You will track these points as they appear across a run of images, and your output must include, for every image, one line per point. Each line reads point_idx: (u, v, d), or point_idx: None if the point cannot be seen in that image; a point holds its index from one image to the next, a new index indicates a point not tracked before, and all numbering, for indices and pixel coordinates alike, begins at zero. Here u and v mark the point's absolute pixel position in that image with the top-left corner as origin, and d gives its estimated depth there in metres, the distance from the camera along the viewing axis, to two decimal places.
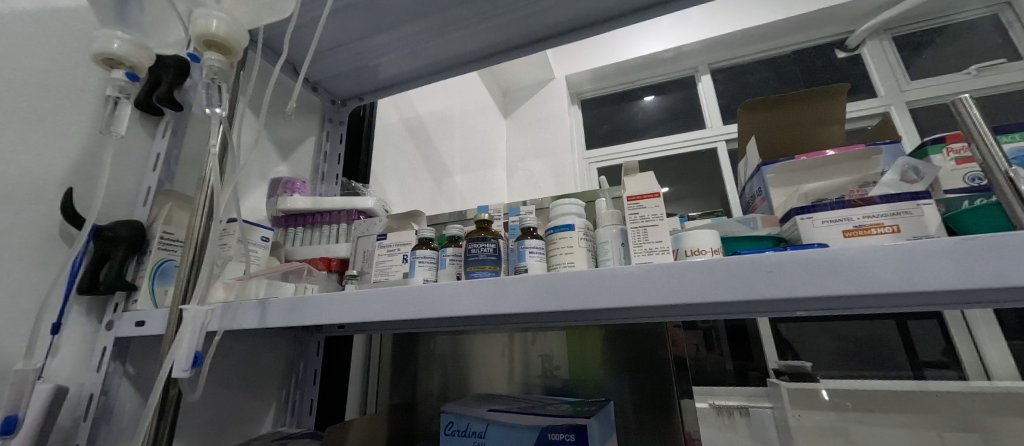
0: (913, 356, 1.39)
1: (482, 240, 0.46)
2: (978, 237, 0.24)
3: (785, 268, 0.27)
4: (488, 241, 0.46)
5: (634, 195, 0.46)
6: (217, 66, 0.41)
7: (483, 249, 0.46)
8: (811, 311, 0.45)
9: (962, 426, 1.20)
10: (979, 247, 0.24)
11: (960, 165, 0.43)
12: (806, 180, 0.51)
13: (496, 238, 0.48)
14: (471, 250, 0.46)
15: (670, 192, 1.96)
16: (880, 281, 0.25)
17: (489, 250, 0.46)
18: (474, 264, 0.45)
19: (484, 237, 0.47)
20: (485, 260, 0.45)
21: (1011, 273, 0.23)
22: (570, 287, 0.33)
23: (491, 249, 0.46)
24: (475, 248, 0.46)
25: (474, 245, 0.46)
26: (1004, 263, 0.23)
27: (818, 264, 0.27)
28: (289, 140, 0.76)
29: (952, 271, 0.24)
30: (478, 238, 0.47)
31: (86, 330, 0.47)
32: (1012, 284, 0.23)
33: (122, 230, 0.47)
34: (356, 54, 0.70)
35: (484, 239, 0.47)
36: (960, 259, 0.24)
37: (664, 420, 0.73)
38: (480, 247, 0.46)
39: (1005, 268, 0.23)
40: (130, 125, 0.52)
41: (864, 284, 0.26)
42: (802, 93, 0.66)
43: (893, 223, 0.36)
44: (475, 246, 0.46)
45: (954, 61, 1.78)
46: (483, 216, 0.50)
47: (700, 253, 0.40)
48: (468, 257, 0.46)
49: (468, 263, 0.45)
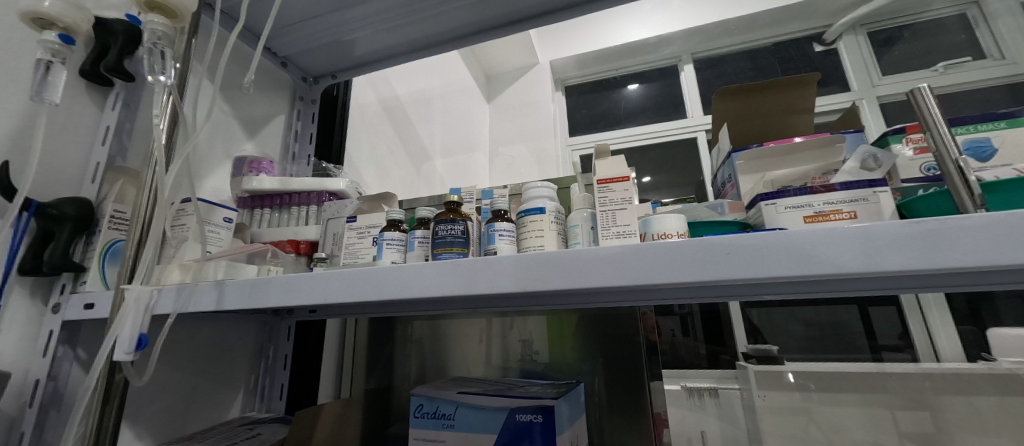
0: (872, 340, 1.46)
1: (448, 222, 0.45)
2: (924, 221, 0.25)
3: (741, 250, 0.28)
4: (455, 222, 0.46)
5: (603, 179, 0.46)
6: (160, 30, 0.39)
7: (451, 231, 0.45)
8: (777, 295, 0.46)
9: (914, 404, 1.28)
10: (922, 230, 0.25)
11: (919, 154, 0.45)
12: (772, 166, 0.52)
13: (465, 219, 0.47)
14: (438, 233, 0.45)
15: (651, 181, 1.98)
16: (831, 264, 0.26)
17: (457, 231, 0.45)
18: (441, 248, 0.45)
19: (452, 218, 0.46)
20: (453, 243, 0.45)
21: (949, 255, 0.24)
22: (536, 268, 0.33)
23: (459, 231, 0.45)
24: (442, 231, 0.45)
25: (441, 228, 0.45)
26: (942, 246, 0.24)
27: (775, 247, 0.27)
28: (255, 118, 0.73)
29: (899, 255, 0.25)
30: (444, 220, 0.46)
31: (30, 314, 0.44)
32: (951, 266, 0.24)
33: (68, 207, 0.44)
34: (326, 27, 0.66)
35: (450, 221, 0.46)
36: (908, 243, 0.25)
37: (634, 400, 0.75)
38: (448, 229, 0.45)
39: (943, 250, 0.24)
40: (73, 95, 0.48)
41: (817, 267, 0.27)
42: (774, 82, 0.67)
43: (851, 210, 0.37)
44: (444, 228, 0.45)
45: (924, 57, 1.83)
46: (449, 197, 0.49)
47: (667, 236, 0.40)
48: (435, 240, 0.45)
49: (434, 246, 0.45)
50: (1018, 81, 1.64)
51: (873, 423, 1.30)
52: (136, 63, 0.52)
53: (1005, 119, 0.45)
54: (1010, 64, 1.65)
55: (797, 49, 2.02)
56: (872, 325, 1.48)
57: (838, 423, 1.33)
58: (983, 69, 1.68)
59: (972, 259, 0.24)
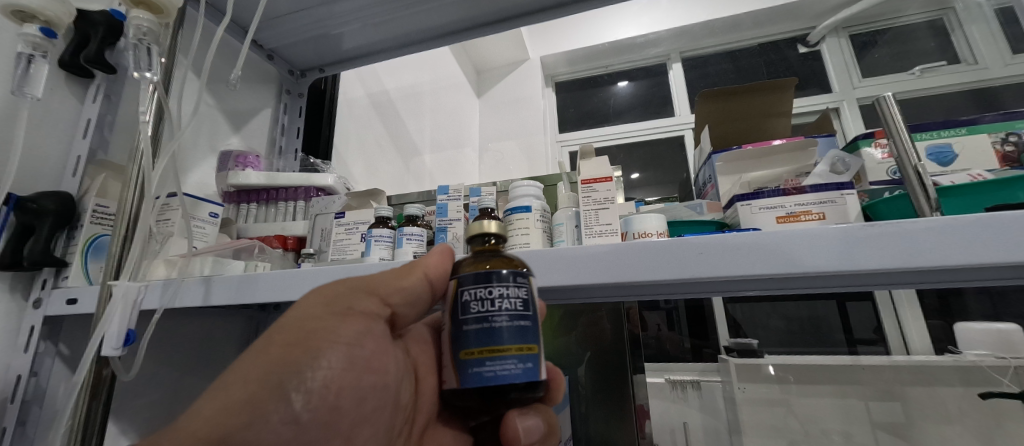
0: (849, 334, 1.52)
1: (498, 287, 0.28)
2: (845, 231, 0.32)
3: (708, 250, 0.35)
4: (515, 284, 0.29)
5: (588, 179, 0.48)
6: (146, 25, 0.39)
7: (507, 307, 0.28)
8: (758, 291, 0.47)
9: (884, 395, 1.33)
10: (844, 239, 0.32)
11: (886, 158, 0.50)
12: (749, 166, 0.56)
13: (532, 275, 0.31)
14: (473, 303, 0.28)
15: (639, 178, 2.02)
16: (776, 267, 0.33)
17: (521, 304, 0.29)
18: (490, 345, 0.27)
19: (510, 276, 0.29)
20: (511, 334, 0.27)
21: (864, 260, 0.31)
22: (540, 264, 0.39)
23: (521, 305, 0.29)
24: (484, 300, 0.28)
25: (484, 294, 0.28)
26: (858, 251, 0.31)
27: (736, 249, 0.34)
28: (240, 111, 0.72)
29: (826, 257, 0.32)
30: (493, 279, 0.29)
31: (11, 308, 0.43)
32: (860, 266, 0.31)
33: (48, 201, 0.43)
34: (313, 21, 0.66)
35: (501, 281, 0.29)
36: (833, 247, 0.32)
37: (619, 391, 0.77)
38: (502, 301, 0.28)
39: (860, 256, 0.31)
40: (52, 87, 0.47)
41: (768, 268, 0.33)
42: (756, 85, 0.72)
43: (820, 211, 0.41)
44: (499, 295, 0.28)
45: (901, 60, 1.89)
46: (491, 231, 0.33)
47: (647, 236, 0.41)
48: (470, 316, 0.28)
49: (469, 338, 0.28)
50: (987, 86, 1.71)
51: (847, 414, 1.36)
52: (118, 54, 0.51)
53: (967, 126, 0.50)
54: (980, 69, 1.72)
55: (780, 51, 2.06)
56: (847, 319, 1.53)
57: (814, 414, 1.40)
58: (956, 74, 1.75)
59: (877, 263, 0.31)
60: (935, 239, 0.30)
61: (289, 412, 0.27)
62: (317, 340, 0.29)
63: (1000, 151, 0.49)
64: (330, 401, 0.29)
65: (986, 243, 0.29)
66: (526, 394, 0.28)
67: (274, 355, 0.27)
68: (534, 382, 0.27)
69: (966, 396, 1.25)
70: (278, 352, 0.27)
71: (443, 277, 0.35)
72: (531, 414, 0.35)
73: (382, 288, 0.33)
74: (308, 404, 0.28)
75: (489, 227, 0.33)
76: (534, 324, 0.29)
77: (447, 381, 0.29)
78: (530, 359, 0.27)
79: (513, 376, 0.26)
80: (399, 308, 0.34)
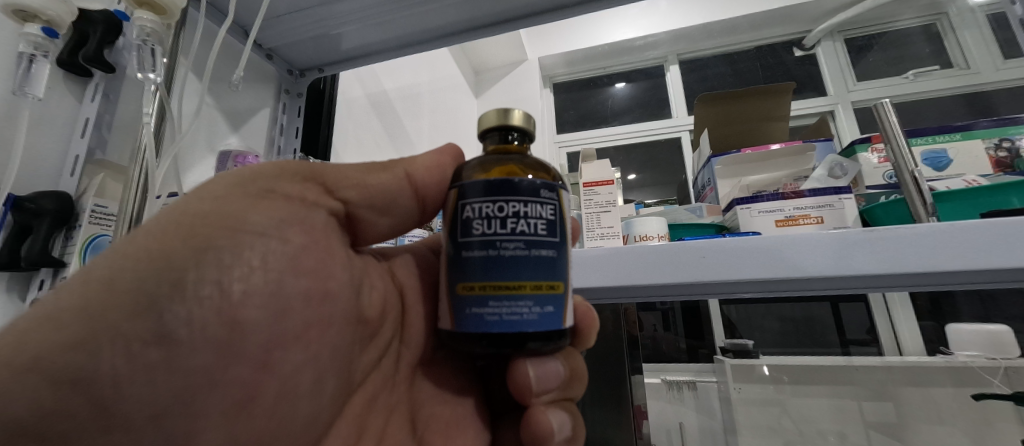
0: (841, 335, 1.53)
1: (524, 207, 0.28)
2: (831, 236, 0.37)
3: (712, 254, 0.39)
4: (538, 203, 0.28)
5: (590, 183, 0.56)
6: (149, 27, 0.40)
7: (520, 232, 0.28)
8: (754, 293, 0.48)
9: (878, 396, 1.35)
10: (830, 242, 0.37)
11: (882, 163, 0.55)
12: (747, 169, 0.61)
13: (556, 189, 0.30)
14: (478, 223, 0.28)
15: (636, 179, 2.08)
16: (771, 272, 0.38)
17: (539, 227, 0.28)
18: (497, 281, 0.27)
19: (530, 190, 0.28)
20: (521, 270, 0.27)
21: (848, 263, 0.36)
22: None
23: (544, 229, 0.28)
24: (493, 220, 0.28)
25: (492, 212, 0.28)
26: (842, 257, 0.36)
27: (736, 252, 0.39)
28: (241, 111, 0.71)
29: (818, 260, 0.37)
30: (505, 195, 0.28)
31: (8, 309, 0.43)
32: (846, 272, 0.36)
33: (46, 202, 0.42)
34: (314, 21, 0.66)
35: (516, 197, 0.28)
36: (823, 251, 0.37)
37: (618, 392, 0.78)
38: (515, 223, 0.28)
39: (845, 261, 0.36)
40: (52, 87, 0.46)
41: (764, 271, 0.38)
42: (753, 90, 0.75)
43: (818, 216, 0.47)
44: (511, 214, 0.28)
45: (896, 64, 1.91)
46: (514, 123, 0.32)
47: (648, 238, 0.49)
48: (475, 239, 0.28)
49: (471, 267, 0.28)
50: (980, 90, 1.73)
51: (840, 413, 1.37)
52: (117, 53, 0.51)
53: (961, 132, 0.55)
54: (972, 73, 1.75)
55: (776, 54, 2.07)
56: (841, 320, 1.55)
57: (808, 414, 1.40)
58: (949, 79, 1.77)
59: (858, 269, 0.36)
60: (921, 252, 0.34)
61: (179, 320, 0.24)
62: (220, 232, 0.26)
63: (993, 157, 0.54)
64: (241, 309, 0.26)
65: (959, 254, 0.34)
66: (544, 343, 0.28)
67: (167, 248, 0.24)
68: (548, 327, 0.27)
69: (958, 396, 1.26)
70: (167, 241, 0.25)
71: (425, 176, 0.35)
72: (545, 363, 0.34)
73: (331, 178, 0.32)
74: (208, 308, 0.25)
75: (513, 117, 0.32)
76: (553, 253, 0.29)
77: (445, 322, 0.29)
78: (548, 301, 0.28)
79: (526, 322, 0.27)
80: (358, 206, 0.33)
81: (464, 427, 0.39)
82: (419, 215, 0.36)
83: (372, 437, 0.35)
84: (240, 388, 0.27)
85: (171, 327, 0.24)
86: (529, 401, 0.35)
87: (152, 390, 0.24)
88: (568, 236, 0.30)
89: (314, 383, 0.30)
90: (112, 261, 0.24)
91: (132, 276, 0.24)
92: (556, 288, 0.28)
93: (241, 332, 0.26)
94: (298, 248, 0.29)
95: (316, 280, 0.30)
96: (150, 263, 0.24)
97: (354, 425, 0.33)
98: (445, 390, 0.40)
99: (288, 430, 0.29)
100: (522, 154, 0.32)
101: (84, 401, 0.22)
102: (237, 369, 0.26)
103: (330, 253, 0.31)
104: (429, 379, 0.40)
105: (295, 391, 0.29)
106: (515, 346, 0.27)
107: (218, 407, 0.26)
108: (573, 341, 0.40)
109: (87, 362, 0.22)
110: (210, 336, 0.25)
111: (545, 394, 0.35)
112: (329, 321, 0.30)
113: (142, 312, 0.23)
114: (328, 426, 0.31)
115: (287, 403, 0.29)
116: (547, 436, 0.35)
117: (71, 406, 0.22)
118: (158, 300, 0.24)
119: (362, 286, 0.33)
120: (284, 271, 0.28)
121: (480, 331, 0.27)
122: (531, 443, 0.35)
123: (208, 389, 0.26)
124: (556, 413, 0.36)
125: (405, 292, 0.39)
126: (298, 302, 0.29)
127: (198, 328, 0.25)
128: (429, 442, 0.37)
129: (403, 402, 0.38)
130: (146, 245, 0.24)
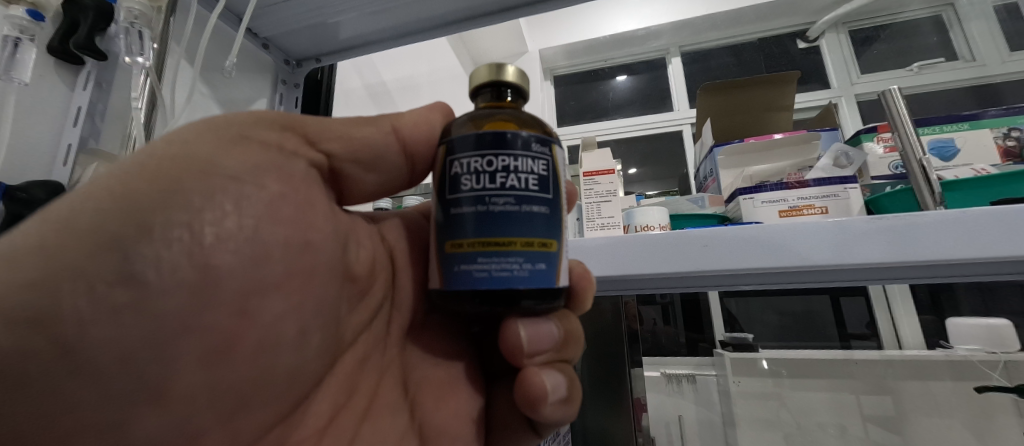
0: (841, 329, 1.53)
1: (515, 161, 0.27)
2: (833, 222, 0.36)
3: (711, 241, 0.39)
4: (528, 158, 0.28)
5: (591, 171, 0.55)
6: (136, 10, 0.39)
7: (509, 187, 0.27)
8: (756, 284, 0.48)
9: (876, 389, 1.34)
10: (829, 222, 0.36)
11: (887, 153, 0.55)
12: (750, 160, 0.61)
13: (548, 144, 0.29)
14: (467, 178, 0.27)
15: (637, 173, 2.07)
16: (767, 253, 0.37)
17: (530, 182, 0.27)
18: (486, 237, 0.26)
19: (521, 145, 0.28)
20: (512, 226, 0.26)
21: (844, 243, 0.36)
22: None
23: (534, 185, 0.28)
24: (482, 175, 0.27)
25: (481, 167, 0.27)
26: (838, 238, 0.36)
27: (728, 233, 0.38)
28: (235, 101, 0.70)
29: (815, 242, 0.37)
30: (496, 150, 0.27)
31: None
32: (843, 256, 0.36)
33: (38, 192, 0.41)
34: (309, 9, 0.64)
35: (508, 151, 0.27)
36: (822, 233, 0.36)
37: (618, 387, 0.78)
38: (504, 178, 0.27)
39: (845, 244, 0.36)
40: (41, 74, 0.45)
41: (759, 252, 0.38)
42: (758, 79, 0.74)
43: (823, 206, 0.46)
44: (501, 169, 0.27)
45: (900, 56, 1.89)
46: (507, 79, 0.32)
47: (649, 228, 0.49)
48: (464, 195, 0.27)
49: (461, 224, 0.27)
50: (985, 83, 1.72)
51: (837, 406, 1.37)
52: (108, 40, 0.50)
53: (968, 122, 0.54)
54: (978, 66, 1.73)
55: (779, 46, 2.05)
56: (841, 314, 1.55)
57: (806, 406, 1.39)
58: (954, 71, 1.75)
59: (857, 254, 0.35)
60: (921, 227, 0.34)
61: (145, 259, 0.24)
62: (191, 172, 0.26)
63: (1001, 147, 0.53)
64: (215, 254, 0.26)
65: (960, 229, 0.33)
66: (537, 301, 0.27)
67: (132, 186, 0.24)
68: (539, 284, 0.27)
69: (958, 390, 1.25)
70: (134, 180, 0.24)
71: (412, 131, 0.35)
72: (536, 322, 0.34)
73: (313, 130, 0.31)
74: (179, 251, 0.25)
75: (506, 73, 0.31)
76: (545, 210, 0.28)
77: (434, 282, 0.29)
78: (539, 258, 0.27)
79: (517, 278, 0.26)
80: (344, 159, 0.33)
81: (457, 387, 0.39)
82: (408, 174, 0.36)
83: (362, 396, 0.35)
84: (218, 337, 0.26)
85: (138, 268, 0.24)
86: (519, 362, 0.34)
87: (120, 333, 0.23)
88: (562, 195, 0.29)
89: (299, 336, 0.29)
90: (76, 203, 0.23)
91: (94, 216, 0.23)
92: (549, 246, 0.28)
93: (216, 279, 0.26)
94: (275, 200, 0.29)
95: (299, 230, 0.29)
96: (115, 203, 0.23)
97: (342, 383, 0.33)
98: (435, 356, 0.40)
99: (273, 381, 0.28)
100: (515, 110, 0.31)
101: (46, 343, 0.22)
102: (212, 317, 0.26)
103: (313, 205, 0.31)
104: (420, 343, 0.40)
105: (277, 342, 0.28)
106: (507, 302, 0.26)
107: (193, 355, 0.25)
108: (566, 306, 0.39)
109: (48, 302, 0.21)
110: (181, 281, 0.25)
111: (538, 355, 0.34)
112: (310, 273, 0.30)
113: (105, 249, 0.23)
114: (313, 382, 0.31)
115: (268, 353, 0.28)
116: (541, 398, 0.33)
117: (34, 347, 0.21)
118: (126, 241, 0.23)
119: (348, 242, 0.33)
120: (261, 219, 0.28)
121: (470, 288, 0.26)
122: (526, 405, 0.34)
123: (181, 337, 0.25)
124: (551, 375, 0.34)
125: (394, 255, 0.38)
126: (277, 251, 0.28)
127: (167, 271, 0.24)
128: (420, 404, 0.37)
129: (393, 364, 0.38)
130: (113, 187, 0.24)
